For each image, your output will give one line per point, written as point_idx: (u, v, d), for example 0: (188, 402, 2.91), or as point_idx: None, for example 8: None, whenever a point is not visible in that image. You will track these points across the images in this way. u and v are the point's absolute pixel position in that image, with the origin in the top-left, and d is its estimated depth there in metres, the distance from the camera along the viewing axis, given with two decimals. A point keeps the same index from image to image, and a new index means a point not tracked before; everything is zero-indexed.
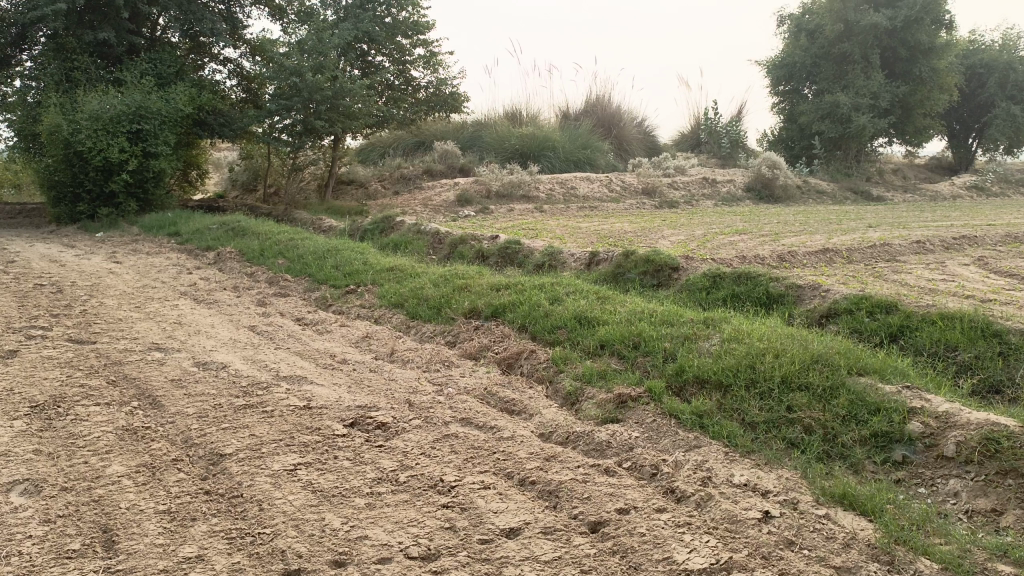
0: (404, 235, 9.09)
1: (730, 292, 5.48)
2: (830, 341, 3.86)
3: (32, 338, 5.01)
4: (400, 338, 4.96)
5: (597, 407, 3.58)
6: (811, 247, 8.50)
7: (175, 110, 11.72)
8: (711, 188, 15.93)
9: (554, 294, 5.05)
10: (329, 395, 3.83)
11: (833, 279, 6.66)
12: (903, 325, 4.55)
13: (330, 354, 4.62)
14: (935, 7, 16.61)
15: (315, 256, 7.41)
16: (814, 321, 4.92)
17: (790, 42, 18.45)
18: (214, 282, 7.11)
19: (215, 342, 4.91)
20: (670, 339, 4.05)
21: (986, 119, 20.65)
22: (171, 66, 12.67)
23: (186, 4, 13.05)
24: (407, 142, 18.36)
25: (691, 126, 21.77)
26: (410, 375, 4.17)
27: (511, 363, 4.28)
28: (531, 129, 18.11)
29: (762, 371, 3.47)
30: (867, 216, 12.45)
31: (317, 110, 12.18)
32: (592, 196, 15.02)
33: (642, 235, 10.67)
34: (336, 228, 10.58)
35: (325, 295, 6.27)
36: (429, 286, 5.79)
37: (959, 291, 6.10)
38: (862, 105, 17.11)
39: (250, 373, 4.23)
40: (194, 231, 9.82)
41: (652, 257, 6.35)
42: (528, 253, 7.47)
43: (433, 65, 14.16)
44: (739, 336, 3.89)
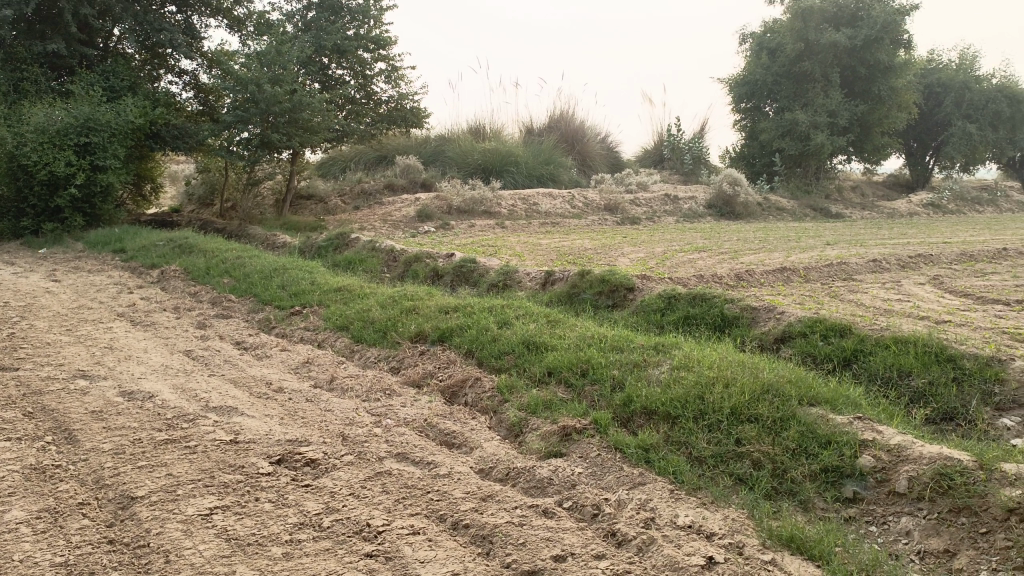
0: (358, 253, 8.88)
1: (684, 314, 5.36)
2: (783, 369, 3.75)
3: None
4: (342, 363, 4.76)
5: (540, 440, 3.41)
6: (769, 266, 8.45)
7: (126, 123, 11.38)
8: (673, 204, 15.92)
9: (504, 317, 4.89)
10: (258, 428, 3.62)
11: (790, 299, 6.59)
12: (857, 349, 4.46)
13: (266, 382, 4.40)
14: (894, 27, 16.83)
15: (262, 275, 7.17)
16: (769, 345, 4.82)
17: (752, 60, 18.59)
18: (155, 303, 6.84)
19: (146, 369, 4.66)
20: (619, 366, 3.90)
21: (942, 137, 20.99)
22: (124, 79, 12.32)
23: (141, 15, 12.73)
24: (368, 156, 18.14)
25: (654, 143, 21.84)
26: (348, 405, 3.97)
27: (454, 391, 4.10)
28: (493, 144, 18.00)
29: (710, 402, 3.33)
30: (826, 234, 12.50)
31: (275, 123, 11.92)
32: (554, 213, 14.92)
33: (603, 252, 10.57)
34: (290, 244, 10.33)
35: (268, 316, 6.05)
36: (376, 308, 5.59)
37: (915, 312, 6.06)
38: (821, 123, 17.26)
39: (177, 404, 3.99)
40: (140, 248, 9.50)
41: (608, 277, 6.23)
42: (483, 272, 7.30)
43: (395, 80, 13.98)
44: (689, 363, 3.76)
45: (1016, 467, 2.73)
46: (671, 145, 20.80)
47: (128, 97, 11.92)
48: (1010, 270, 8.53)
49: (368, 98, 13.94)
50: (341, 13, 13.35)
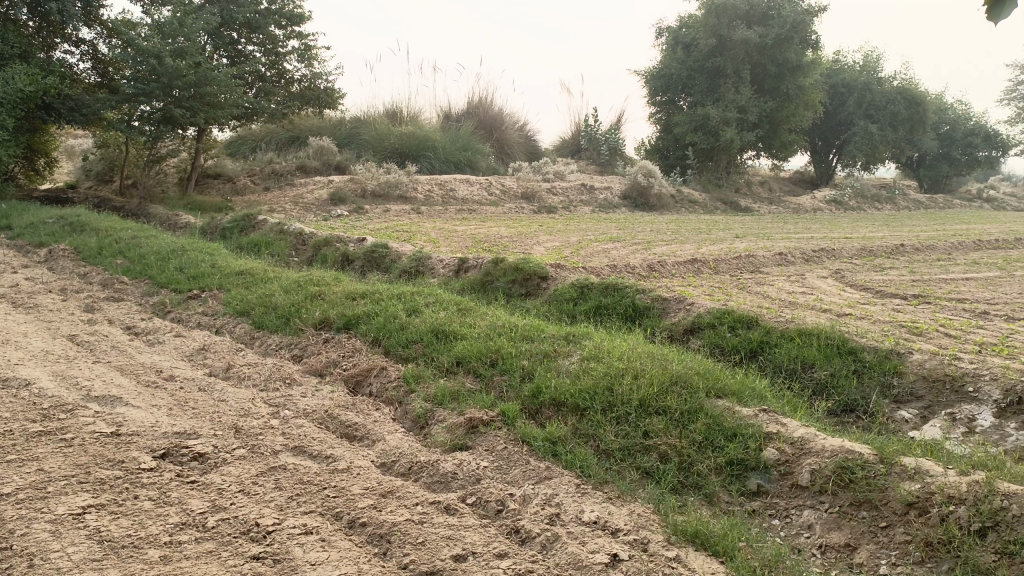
0: (265, 235, 8.54)
1: (596, 304, 5.33)
2: (692, 361, 3.73)
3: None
4: (241, 351, 4.52)
5: (446, 432, 3.30)
6: (680, 257, 8.54)
7: (14, 91, 10.62)
8: (589, 194, 16.01)
9: (413, 304, 4.74)
10: (143, 420, 3.38)
11: (699, 291, 6.65)
12: (763, 341, 4.51)
13: (156, 370, 4.14)
14: (803, 27, 17.31)
15: (159, 256, 6.80)
16: (678, 336, 4.83)
17: (667, 54, 18.82)
18: (40, 283, 6.39)
19: (25, 355, 4.31)
20: (529, 356, 3.81)
21: (846, 136, 21.78)
22: (14, 45, 11.49)
23: None
24: (280, 136, 17.57)
25: (572, 132, 21.93)
26: (244, 395, 3.76)
27: (358, 381, 3.94)
28: (410, 127, 17.70)
29: (619, 394, 3.28)
30: (735, 227, 12.76)
31: (179, 97, 11.36)
32: (470, 199, 14.77)
33: (518, 240, 10.51)
34: (192, 225, 9.87)
35: (164, 300, 5.72)
36: (279, 293, 5.35)
37: (817, 305, 6.21)
38: (731, 118, 17.65)
39: (55, 393, 3.70)
40: (27, 225, 8.90)
41: (521, 266, 6.14)
42: (395, 258, 7.12)
43: (308, 58, 13.55)
44: (599, 354, 3.70)
45: (914, 461, 2.77)
46: (589, 136, 20.92)
47: (17, 64, 11.13)
48: (906, 265, 8.87)
49: (280, 77, 13.45)
50: None
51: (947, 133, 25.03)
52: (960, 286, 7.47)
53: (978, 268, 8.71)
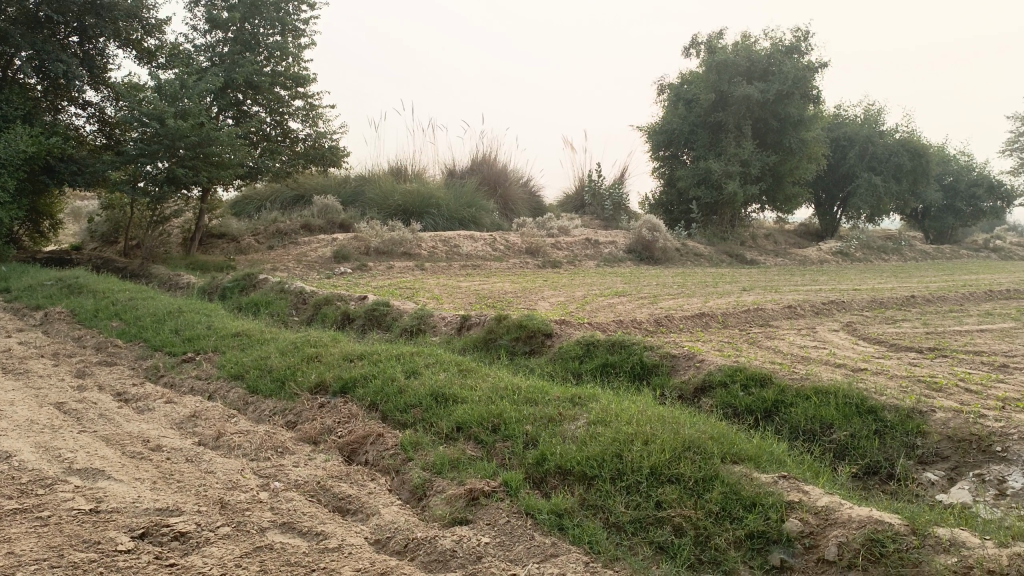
0: (265, 294, 8.42)
1: (602, 362, 5.15)
2: (705, 424, 3.54)
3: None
4: (233, 417, 4.34)
5: (445, 505, 3.09)
6: (688, 311, 8.38)
7: (16, 153, 10.63)
8: (594, 248, 15.94)
9: (412, 366, 4.56)
10: (125, 496, 3.18)
11: (709, 346, 6.48)
12: (778, 400, 4.31)
13: (143, 440, 3.95)
14: (803, 82, 17.43)
15: (155, 318, 6.67)
16: (689, 395, 4.64)
17: (668, 110, 18.88)
18: (33, 348, 6.25)
19: (9, 424, 4.13)
20: (533, 420, 3.61)
21: (849, 187, 21.78)
22: (18, 107, 11.56)
23: (40, 42, 12.07)
24: (285, 195, 17.62)
25: (575, 187, 21.98)
26: (233, 465, 3.57)
27: (354, 449, 3.75)
28: (414, 185, 17.73)
29: (629, 460, 3.08)
30: (742, 280, 12.60)
31: (182, 157, 11.38)
32: (475, 255, 14.69)
33: (523, 296, 10.37)
34: (193, 285, 9.77)
35: (157, 364, 5.56)
36: (275, 355, 5.19)
37: (831, 360, 6.03)
38: (733, 171, 17.67)
39: (35, 465, 3.50)
40: (25, 288, 8.80)
41: (525, 322, 5.98)
42: (397, 316, 6.97)
43: (312, 118, 13.63)
44: (606, 418, 3.51)
45: (949, 532, 2.57)
46: (592, 190, 20.94)
47: (21, 126, 11.18)
48: (919, 317, 8.69)
49: (284, 136, 13.52)
50: (257, 49, 12.94)
51: (950, 183, 25.05)
52: (976, 338, 7.28)
53: (992, 319, 8.53)
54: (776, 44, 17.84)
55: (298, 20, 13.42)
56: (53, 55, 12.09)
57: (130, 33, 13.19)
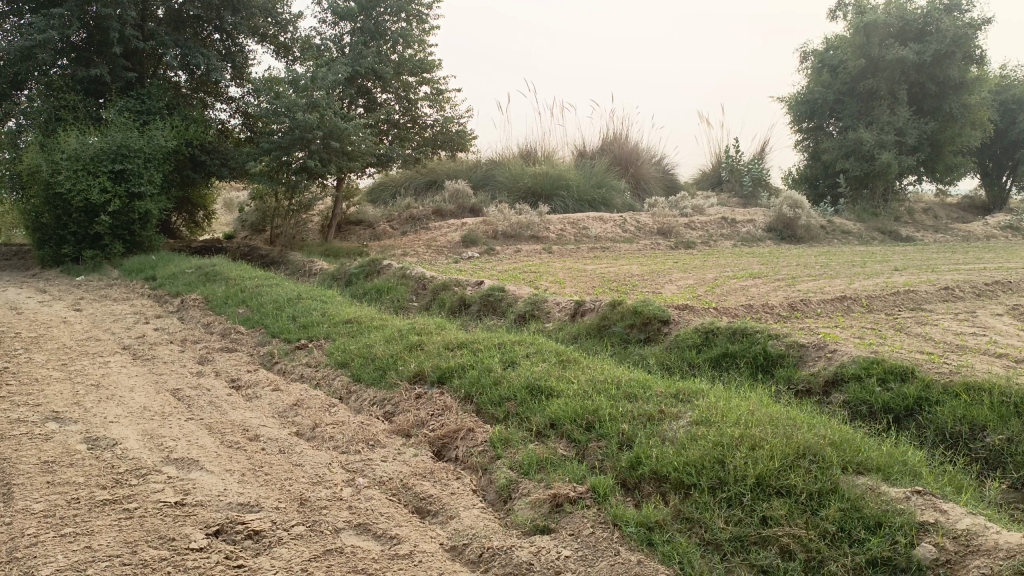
0: (387, 280, 8.47)
1: (722, 351, 4.76)
2: (827, 426, 3.12)
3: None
4: (332, 407, 4.28)
5: (528, 510, 2.87)
6: (827, 294, 7.74)
7: (160, 147, 11.29)
8: (730, 227, 15.21)
9: (511, 356, 4.35)
10: (212, 488, 3.17)
11: (847, 333, 5.92)
12: (921, 397, 3.81)
13: (243, 428, 3.96)
14: (966, 41, 15.82)
15: (276, 305, 6.83)
16: (818, 390, 4.18)
17: (813, 78, 17.72)
18: (165, 334, 6.54)
19: (123, 411, 4.27)
20: (630, 419, 3.31)
21: (1020, 155, 19.72)
22: (160, 101, 12.30)
23: (186, 41, 12.73)
24: (418, 181, 17.89)
25: (712, 164, 21.11)
26: (322, 459, 3.49)
27: (445, 444, 3.59)
28: (545, 167, 17.52)
29: (732, 468, 2.74)
30: (894, 259, 11.59)
31: (315, 148, 11.68)
32: (604, 237, 14.33)
33: (650, 279, 9.95)
34: (324, 271, 10.00)
35: (272, 350, 5.66)
36: (381, 343, 5.14)
37: (991, 349, 5.33)
38: (887, 141, 16.34)
39: (135, 454, 3.57)
40: (169, 276, 9.29)
41: (641, 308, 5.64)
42: (512, 301, 6.81)
43: (440, 103, 13.68)
44: (711, 418, 3.17)
45: None
46: (730, 167, 20.03)
47: (161, 121, 11.92)
48: None
49: (413, 122, 13.64)
50: (382, 37, 13.06)
51: None
52: None
53: None
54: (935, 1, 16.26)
55: (421, 5, 13.46)
56: (197, 53, 12.70)
57: (267, 30, 13.74)
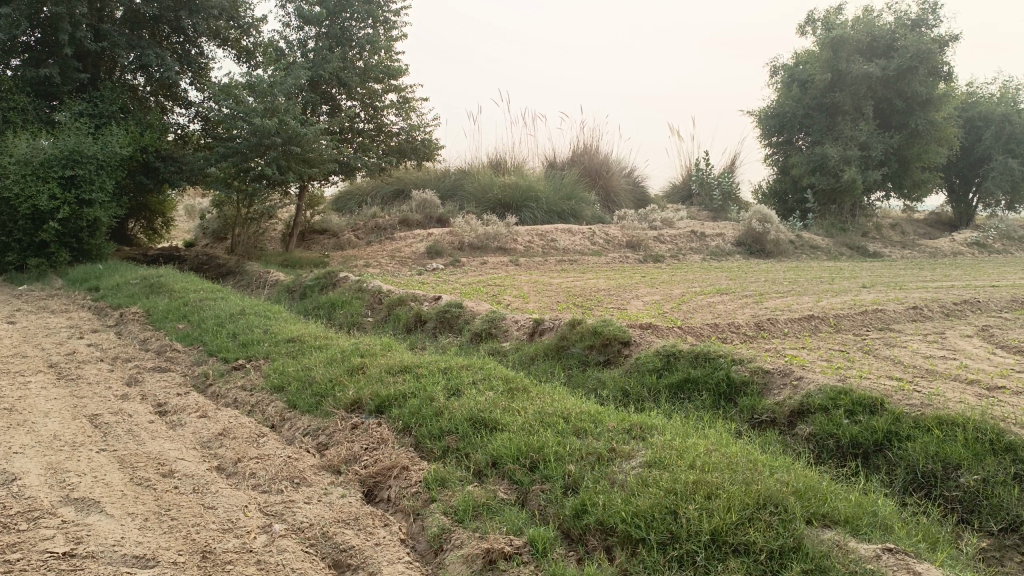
0: (342, 293, 8.12)
1: (684, 377, 4.49)
2: (792, 471, 2.85)
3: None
4: (261, 438, 3.93)
5: (460, 566, 2.56)
6: (795, 312, 7.52)
7: (113, 153, 10.83)
8: (699, 241, 15.02)
9: (456, 384, 4.04)
10: (109, 536, 2.80)
11: (815, 356, 5.70)
12: (891, 431, 3.56)
13: (158, 463, 3.59)
14: (930, 57, 15.81)
15: (219, 321, 6.46)
16: (783, 421, 3.93)
17: (782, 92, 17.65)
18: (99, 351, 6.13)
19: (30, 440, 3.87)
20: (577, 459, 3.02)
21: (985, 172, 19.82)
22: (114, 104, 11.82)
23: (141, 40, 12.20)
24: (385, 190, 17.54)
25: (683, 177, 21.03)
26: (238, 500, 3.15)
27: (375, 484, 3.27)
28: (514, 177, 17.24)
29: (685, 521, 2.46)
30: (863, 275, 11.47)
31: (273, 156, 11.29)
32: (572, 249, 14.06)
33: (616, 294, 9.68)
34: (279, 283, 9.60)
35: (207, 371, 5.28)
36: (321, 366, 4.80)
37: (961, 374, 5.12)
38: (852, 157, 16.35)
39: (31, 493, 3.17)
40: (113, 287, 8.85)
41: (601, 329, 5.36)
42: (469, 318, 6.49)
43: (406, 111, 13.36)
44: (665, 459, 2.88)
45: None
46: (700, 181, 19.93)
47: (114, 126, 11.43)
48: None
49: (379, 130, 13.29)
50: (348, 43, 12.69)
51: None
52: None
53: None
54: (900, 18, 16.29)
55: (388, 11, 13.14)
56: (154, 53, 12.23)
57: (228, 33, 13.34)
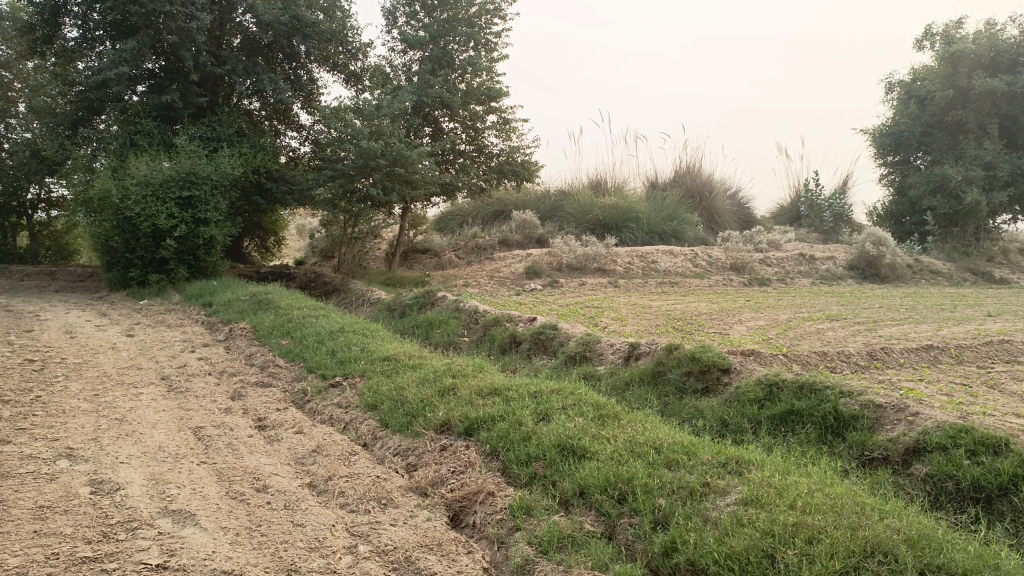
0: (440, 313, 8.18)
1: (788, 408, 4.27)
2: (904, 517, 2.63)
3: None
4: (353, 456, 3.96)
5: None
6: (912, 342, 7.08)
7: (227, 175, 11.35)
8: (808, 265, 14.46)
9: (546, 409, 3.96)
10: (200, 550, 2.86)
11: (932, 390, 5.33)
12: (1019, 474, 3.25)
13: (253, 477, 3.67)
14: None
15: (319, 338, 6.62)
16: (896, 460, 3.67)
17: (897, 109, 16.75)
18: (208, 365, 6.39)
19: (137, 451, 4.03)
20: (669, 493, 2.89)
21: None
22: (231, 128, 12.42)
23: (256, 66, 12.76)
24: (486, 211, 17.72)
25: (791, 198, 20.35)
26: (326, 519, 3.16)
27: (461, 509, 3.23)
28: (615, 198, 17.08)
29: (784, 566, 2.30)
30: (988, 303, 10.75)
31: (377, 178, 11.58)
32: (673, 271, 13.78)
33: (718, 318, 9.40)
34: (380, 301, 9.78)
35: (306, 387, 5.40)
36: (413, 386, 4.82)
37: None
38: (975, 177, 15.45)
39: (133, 503, 3.29)
40: (224, 303, 9.24)
41: (699, 354, 5.17)
42: (564, 340, 6.41)
43: (507, 132, 13.45)
44: (763, 498, 2.72)
45: None
46: (809, 202, 19.22)
47: (230, 149, 11.99)
48: None
49: (480, 152, 13.43)
50: (451, 67, 12.92)
51: None
52: None
53: None
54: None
55: (490, 33, 13.27)
56: (268, 78, 12.77)
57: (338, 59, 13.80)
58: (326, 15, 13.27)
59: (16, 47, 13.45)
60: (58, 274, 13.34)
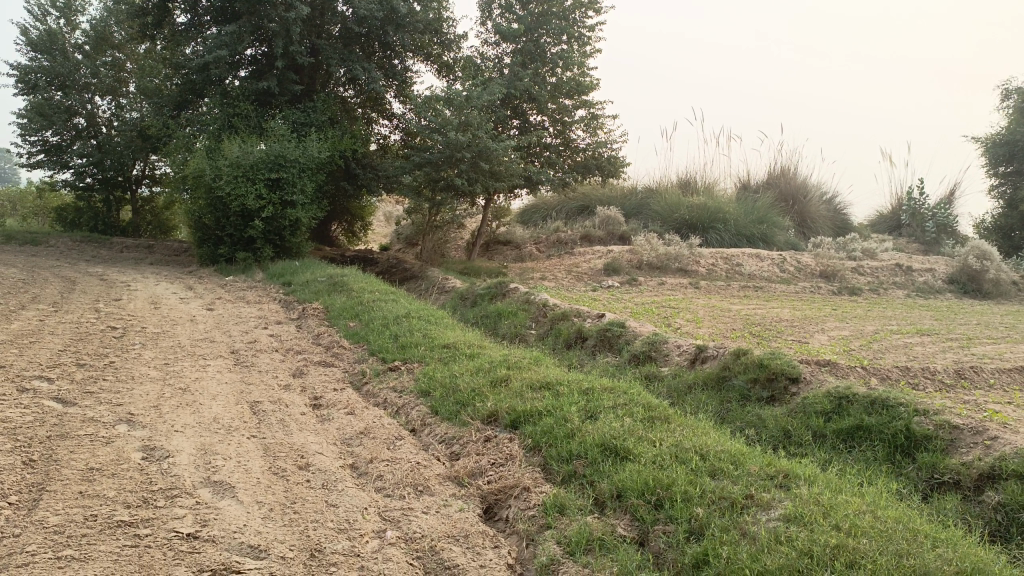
0: (509, 304, 8.13)
1: (857, 423, 4.02)
2: (962, 548, 2.43)
3: (22, 390, 4.36)
4: (398, 441, 3.95)
5: None
6: (1007, 363, 6.61)
7: (313, 158, 11.60)
8: (904, 275, 13.78)
9: (594, 407, 3.85)
10: (232, 522, 2.88)
11: (1022, 414, 4.95)
12: None
13: (298, 455, 3.70)
14: None
15: (385, 322, 6.66)
16: (968, 485, 3.41)
17: (1015, 116, 15.90)
18: (278, 342, 6.52)
19: (193, 421, 4.13)
20: (708, 503, 2.74)
21: None
22: (323, 113, 12.69)
23: (351, 54, 12.98)
24: (570, 206, 17.58)
25: (892, 206, 19.43)
26: (360, 502, 3.15)
27: (496, 503, 3.17)
28: (703, 198, 16.67)
29: None
30: None
31: (462, 168, 11.61)
32: (758, 275, 13.34)
33: (799, 325, 9.04)
34: (455, 290, 9.80)
35: (366, 370, 5.44)
36: (468, 375, 4.77)
37: None
38: None
39: (178, 471, 3.36)
40: (303, 283, 9.45)
41: (767, 361, 4.94)
42: (630, 339, 6.25)
43: (594, 127, 13.28)
44: (807, 516, 2.55)
45: None
46: (912, 211, 18.29)
47: (318, 133, 12.24)
48: None
49: (566, 145, 13.27)
50: (542, 60, 12.81)
51: None
52: None
53: None
54: None
55: (583, 27, 13.08)
56: (362, 66, 12.99)
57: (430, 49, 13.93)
58: (421, 5, 13.39)
59: (129, 30, 14.05)
60: (155, 248, 13.94)
